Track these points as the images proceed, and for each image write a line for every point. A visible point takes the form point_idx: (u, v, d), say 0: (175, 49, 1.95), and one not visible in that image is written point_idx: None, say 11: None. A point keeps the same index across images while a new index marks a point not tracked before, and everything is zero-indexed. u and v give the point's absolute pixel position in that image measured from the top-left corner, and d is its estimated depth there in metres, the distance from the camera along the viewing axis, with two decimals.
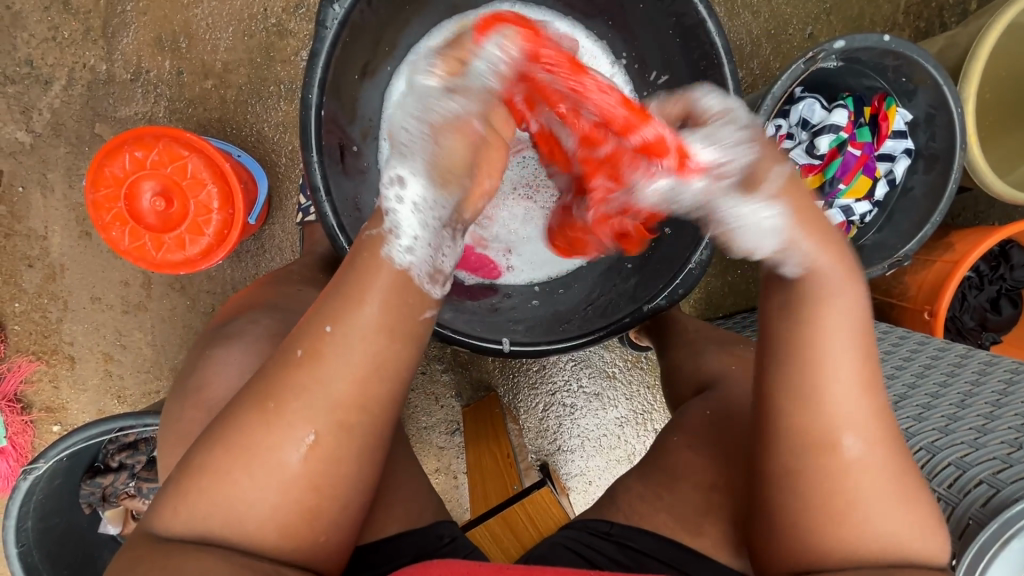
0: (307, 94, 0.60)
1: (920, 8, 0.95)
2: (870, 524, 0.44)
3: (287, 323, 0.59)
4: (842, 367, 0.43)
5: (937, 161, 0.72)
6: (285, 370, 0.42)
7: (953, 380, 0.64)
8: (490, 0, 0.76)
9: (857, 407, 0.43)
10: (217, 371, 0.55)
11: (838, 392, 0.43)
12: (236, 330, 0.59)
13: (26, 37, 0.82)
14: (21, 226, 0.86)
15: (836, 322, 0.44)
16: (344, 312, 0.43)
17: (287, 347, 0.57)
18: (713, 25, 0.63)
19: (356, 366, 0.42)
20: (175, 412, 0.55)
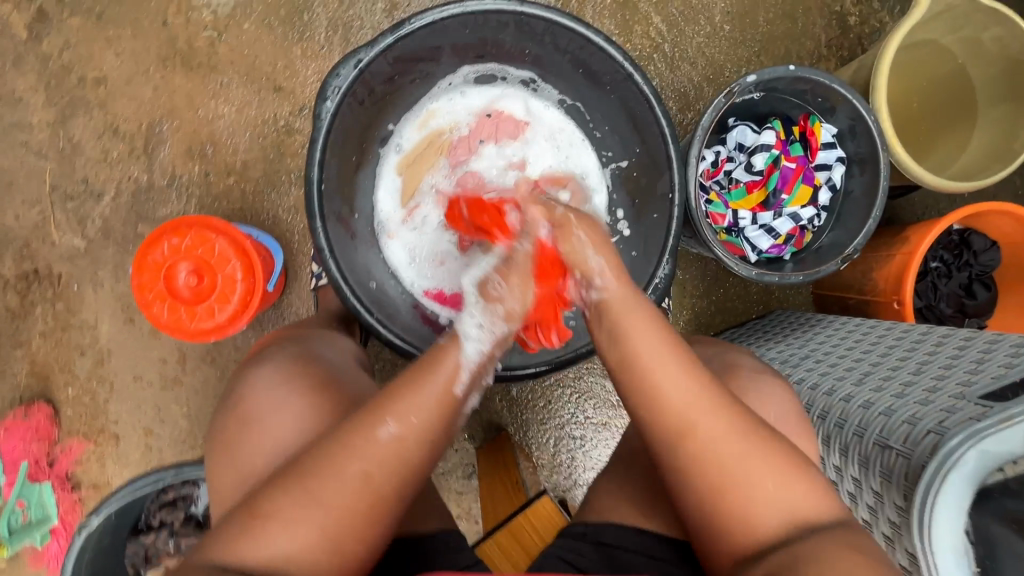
0: (307, 172, 0.71)
1: (840, 40, 1.08)
2: (721, 455, 0.54)
3: (307, 352, 0.71)
4: (667, 374, 0.56)
5: (867, 163, 0.80)
6: (355, 441, 0.54)
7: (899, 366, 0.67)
8: (446, 80, 0.88)
9: (687, 393, 0.55)
10: (259, 385, 0.66)
11: (663, 383, 0.56)
12: (265, 355, 0.70)
13: (82, 161, 0.98)
14: (74, 318, 0.98)
15: (654, 337, 0.57)
16: (414, 395, 0.56)
17: (302, 370, 0.67)
18: (640, 76, 0.74)
19: (413, 442, 0.55)
20: (225, 420, 0.65)
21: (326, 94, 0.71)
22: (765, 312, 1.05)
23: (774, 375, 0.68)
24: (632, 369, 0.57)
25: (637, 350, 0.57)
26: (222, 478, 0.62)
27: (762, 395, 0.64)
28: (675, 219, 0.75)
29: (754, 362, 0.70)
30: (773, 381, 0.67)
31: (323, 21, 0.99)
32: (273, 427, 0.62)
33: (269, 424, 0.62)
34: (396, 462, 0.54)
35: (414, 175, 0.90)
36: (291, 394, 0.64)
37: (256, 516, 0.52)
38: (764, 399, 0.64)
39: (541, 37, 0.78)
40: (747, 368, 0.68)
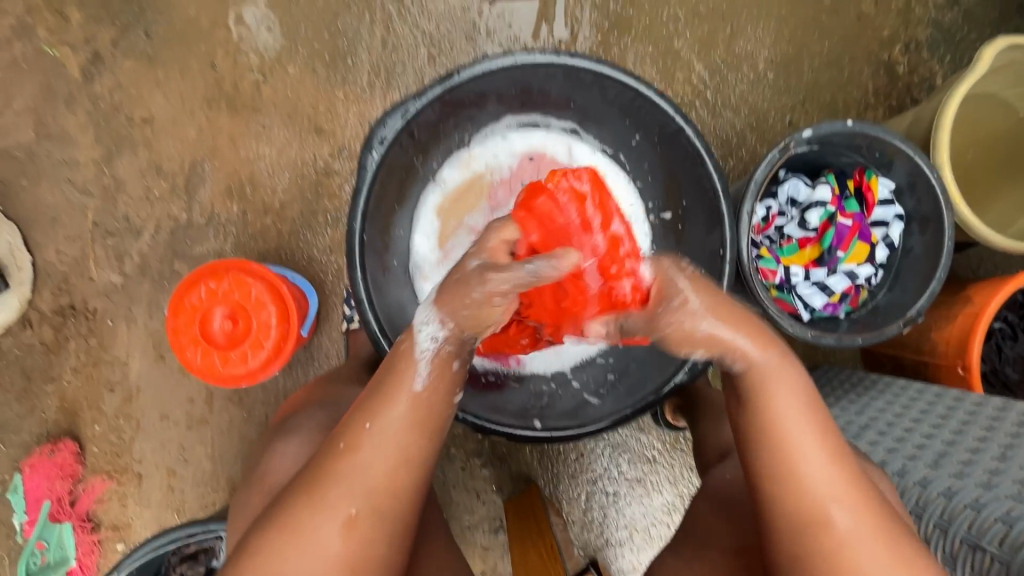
0: (351, 223, 0.71)
1: (888, 89, 1.06)
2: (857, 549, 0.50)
3: (335, 416, 0.69)
4: (812, 459, 0.52)
5: (930, 222, 0.76)
6: (324, 464, 0.54)
7: (979, 448, 0.61)
8: (491, 124, 0.87)
9: (824, 476, 0.52)
10: (276, 455, 0.66)
11: (809, 466, 0.52)
12: (296, 424, 0.70)
13: (124, 199, 0.99)
14: (106, 354, 0.98)
15: (791, 407, 0.54)
16: (381, 409, 0.55)
17: (331, 435, 0.66)
18: (691, 129, 0.72)
19: (385, 456, 0.54)
20: (248, 495, 0.65)
21: (372, 145, 0.72)
22: (811, 367, 1.00)
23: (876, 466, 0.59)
24: (769, 446, 0.54)
25: (783, 426, 0.54)
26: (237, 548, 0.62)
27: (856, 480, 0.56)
28: (727, 275, 0.72)
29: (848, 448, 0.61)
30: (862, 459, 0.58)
31: (367, 66, 1.00)
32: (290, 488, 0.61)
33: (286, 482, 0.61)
34: (369, 481, 0.53)
35: (454, 217, 0.89)
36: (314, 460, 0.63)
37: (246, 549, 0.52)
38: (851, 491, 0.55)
39: (589, 87, 0.77)
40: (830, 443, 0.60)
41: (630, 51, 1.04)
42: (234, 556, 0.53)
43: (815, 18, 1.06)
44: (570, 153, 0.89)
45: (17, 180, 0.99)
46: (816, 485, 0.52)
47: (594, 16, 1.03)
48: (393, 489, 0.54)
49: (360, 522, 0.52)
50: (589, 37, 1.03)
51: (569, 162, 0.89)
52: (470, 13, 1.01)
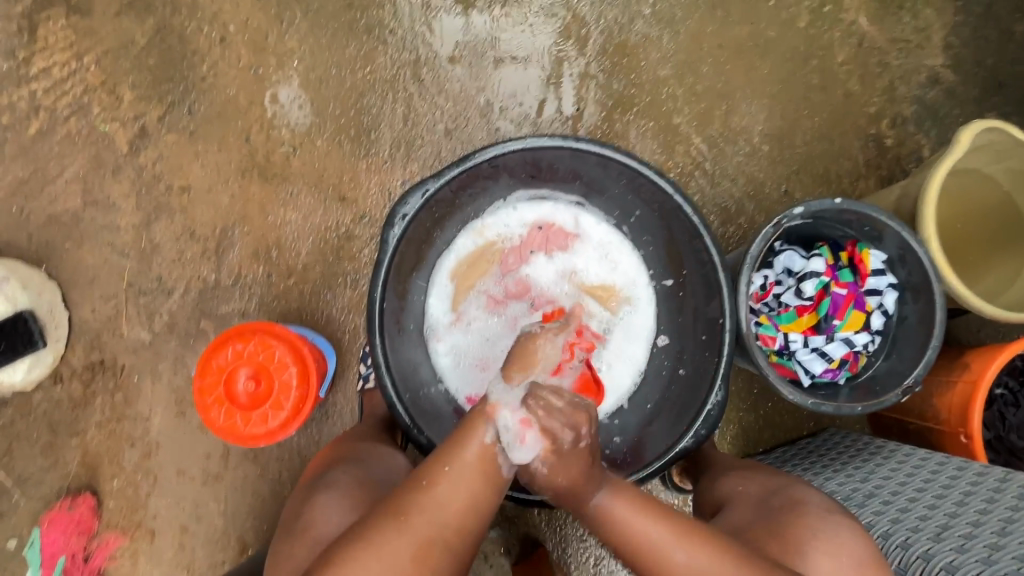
0: (372, 292, 0.76)
1: (877, 160, 1.13)
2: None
3: (369, 475, 0.73)
4: (653, 527, 0.59)
5: (921, 292, 0.80)
6: (405, 496, 0.59)
7: (981, 520, 0.63)
8: (502, 197, 0.93)
9: (662, 539, 0.59)
10: (322, 508, 0.68)
11: (651, 533, 0.59)
12: (331, 480, 0.72)
13: (159, 261, 1.06)
14: (129, 409, 1.02)
15: (629, 506, 0.60)
16: (455, 452, 0.60)
17: (370, 495, 0.70)
18: (689, 207, 0.77)
19: (457, 500, 0.59)
20: (291, 546, 0.66)
21: (393, 221, 0.77)
22: (818, 429, 1.01)
23: (845, 513, 0.65)
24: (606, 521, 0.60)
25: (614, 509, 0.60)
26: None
27: (835, 541, 0.61)
28: (727, 344, 0.75)
29: (823, 499, 0.67)
30: (847, 521, 0.64)
31: (389, 139, 1.08)
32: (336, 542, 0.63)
33: (333, 536, 0.64)
34: (443, 517, 0.58)
35: (466, 282, 0.94)
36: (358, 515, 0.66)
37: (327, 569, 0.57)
38: (835, 550, 0.61)
39: (594, 165, 0.83)
40: (814, 505, 0.65)
41: (633, 126, 1.12)
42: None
43: (805, 96, 1.14)
44: (576, 223, 0.95)
45: (61, 243, 1.06)
46: (653, 543, 0.59)
47: (598, 94, 1.12)
48: (461, 526, 0.59)
49: (430, 550, 0.58)
50: (594, 113, 1.12)
51: (575, 231, 0.95)
52: (485, 92, 1.10)
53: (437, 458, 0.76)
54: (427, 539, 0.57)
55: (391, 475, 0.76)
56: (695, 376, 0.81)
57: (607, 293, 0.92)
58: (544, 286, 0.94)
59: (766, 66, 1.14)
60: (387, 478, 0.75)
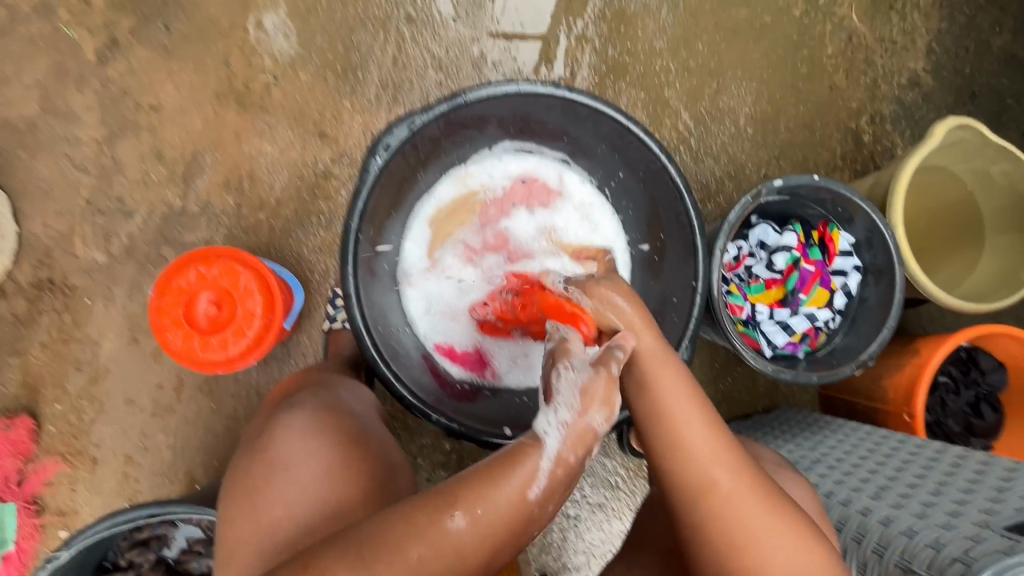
0: (348, 222, 0.74)
1: (854, 154, 1.16)
2: (738, 508, 0.56)
3: (335, 401, 0.72)
4: (696, 433, 0.58)
5: (883, 274, 0.83)
6: None
7: (920, 483, 0.65)
8: (488, 146, 0.92)
9: (710, 452, 0.57)
10: (283, 431, 0.66)
11: (694, 440, 0.58)
12: (297, 403, 0.70)
13: (121, 180, 1.00)
14: (78, 332, 0.97)
15: (677, 396, 0.59)
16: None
17: (334, 419, 0.68)
18: (675, 168, 0.77)
19: (448, 464, 0.57)
20: (248, 464, 0.65)
21: (376, 150, 0.75)
22: (771, 406, 1.04)
23: (800, 474, 0.68)
24: (655, 419, 0.59)
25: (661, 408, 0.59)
26: (236, 524, 0.61)
27: (792, 493, 0.64)
28: (697, 307, 0.77)
29: (777, 458, 0.71)
30: (799, 481, 0.67)
31: (375, 80, 1.05)
32: (299, 466, 0.62)
33: (297, 460, 0.63)
34: None
35: (444, 230, 0.93)
36: (321, 443, 0.64)
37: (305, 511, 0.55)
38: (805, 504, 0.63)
39: (584, 120, 0.83)
40: (771, 462, 0.68)
41: (624, 94, 1.12)
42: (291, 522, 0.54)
43: (793, 84, 1.16)
44: (560, 181, 0.94)
45: (15, 152, 1.00)
46: (699, 453, 0.57)
47: (593, 58, 1.11)
48: (447, 485, 0.57)
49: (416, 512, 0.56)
50: (587, 77, 1.11)
51: (558, 188, 0.94)
52: (479, 43, 1.08)
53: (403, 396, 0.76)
54: (411, 498, 0.55)
55: (360, 405, 0.74)
56: (660, 337, 0.82)
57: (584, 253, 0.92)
58: (522, 241, 0.93)
59: (758, 51, 1.16)
60: (354, 406, 0.73)
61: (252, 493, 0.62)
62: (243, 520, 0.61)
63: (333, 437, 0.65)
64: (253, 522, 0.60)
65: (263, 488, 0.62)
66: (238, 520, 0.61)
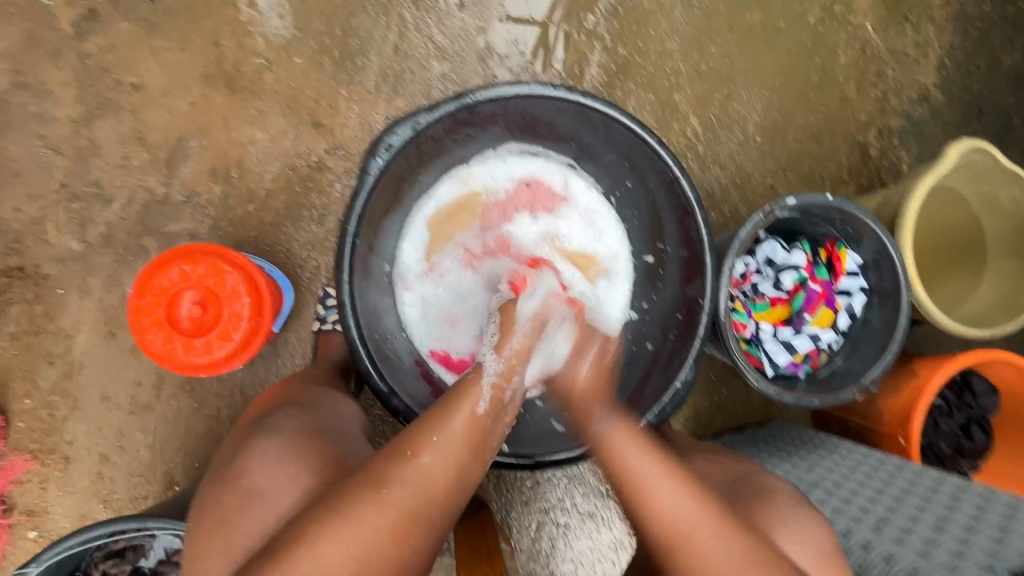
0: (345, 225, 0.70)
1: (860, 168, 1.14)
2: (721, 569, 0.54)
3: (317, 421, 0.68)
4: (664, 493, 0.58)
5: (889, 298, 0.81)
6: (391, 468, 0.55)
7: (921, 516, 0.65)
8: (493, 146, 0.88)
9: (676, 503, 0.58)
10: (258, 457, 0.62)
11: (666, 502, 0.58)
12: (275, 425, 0.67)
13: (99, 163, 0.94)
14: (52, 324, 0.92)
15: (638, 457, 0.61)
16: (443, 424, 0.58)
17: (315, 442, 0.64)
18: (687, 182, 0.75)
19: (443, 471, 0.56)
20: (221, 494, 0.61)
21: (378, 150, 0.71)
22: (765, 420, 1.04)
23: (812, 506, 0.66)
24: (629, 487, 0.60)
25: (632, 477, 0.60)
26: (208, 558, 0.58)
27: (803, 528, 0.62)
28: (703, 325, 0.75)
29: (790, 489, 0.68)
30: (811, 513, 0.64)
31: (375, 69, 0.99)
32: (275, 496, 0.59)
33: (273, 489, 0.60)
34: (423, 493, 0.55)
35: (444, 231, 0.89)
36: (298, 467, 0.61)
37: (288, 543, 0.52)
38: (807, 539, 0.61)
39: (595, 126, 0.79)
40: (784, 494, 0.66)
41: (632, 96, 1.08)
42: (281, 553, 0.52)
43: (804, 93, 1.13)
44: (565, 186, 0.91)
45: None
46: (671, 510, 0.57)
47: (603, 57, 1.07)
48: (441, 502, 0.56)
49: (411, 526, 0.54)
50: (596, 76, 1.07)
51: (563, 193, 0.91)
52: (485, 35, 1.03)
53: (396, 408, 0.73)
54: (405, 516, 0.54)
55: (342, 423, 0.70)
56: (663, 354, 0.79)
57: (588, 262, 0.89)
58: (524, 246, 0.89)
59: (771, 57, 1.13)
60: (335, 424, 0.69)
61: (224, 527, 0.59)
62: (217, 556, 0.58)
63: (312, 459, 0.62)
64: (227, 556, 0.57)
65: (235, 519, 0.59)
66: (212, 557, 0.58)
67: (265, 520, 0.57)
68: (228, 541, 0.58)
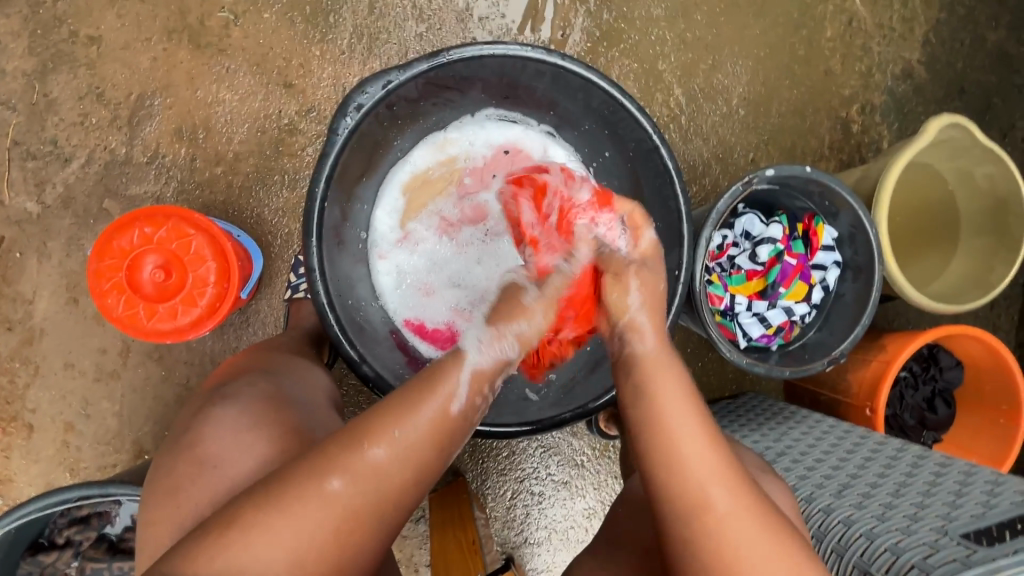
0: (313, 187, 0.68)
1: (842, 144, 1.14)
2: (736, 516, 0.54)
3: (279, 390, 0.67)
4: (688, 443, 0.57)
5: (862, 272, 0.82)
6: (342, 458, 0.53)
7: (882, 482, 0.67)
8: (470, 111, 0.85)
9: (704, 448, 0.57)
10: (215, 426, 0.62)
11: (688, 452, 0.57)
12: (234, 392, 0.66)
13: (55, 121, 0.90)
14: (10, 289, 0.88)
15: (677, 401, 0.60)
16: (405, 416, 0.55)
17: (275, 409, 0.64)
18: (666, 151, 0.73)
19: (401, 468, 0.54)
20: (174, 460, 0.61)
21: (347, 109, 0.68)
22: (737, 393, 1.05)
23: (777, 475, 0.67)
24: (655, 420, 0.59)
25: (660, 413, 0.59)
26: (156, 521, 0.57)
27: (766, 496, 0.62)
28: (678, 297, 0.74)
29: (755, 458, 0.69)
30: (775, 482, 0.65)
31: (349, 27, 0.95)
32: (229, 466, 0.59)
33: (228, 459, 0.59)
34: (373, 488, 0.53)
35: (419, 198, 0.87)
36: (256, 436, 0.61)
37: (223, 527, 0.51)
38: (768, 499, 0.61)
39: (575, 91, 0.77)
40: (750, 462, 0.67)
41: (616, 64, 1.06)
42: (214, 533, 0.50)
43: (789, 66, 1.12)
44: (545, 154, 0.88)
45: None
46: (698, 459, 0.56)
47: (586, 22, 1.04)
48: (390, 496, 0.54)
49: (355, 525, 0.52)
50: (579, 42, 1.04)
51: (543, 161, 0.88)
52: None
53: (366, 375, 0.72)
54: (351, 512, 0.52)
55: (305, 392, 0.69)
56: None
57: None
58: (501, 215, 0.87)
59: (757, 28, 1.11)
60: (297, 393, 0.68)
61: (170, 495, 0.58)
62: (165, 523, 0.57)
63: (270, 430, 0.61)
64: (174, 524, 0.57)
65: (184, 488, 0.58)
66: (161, 525, 0.57)
67: (218, 490, 0.57)
68: (176, 509, 0.57)
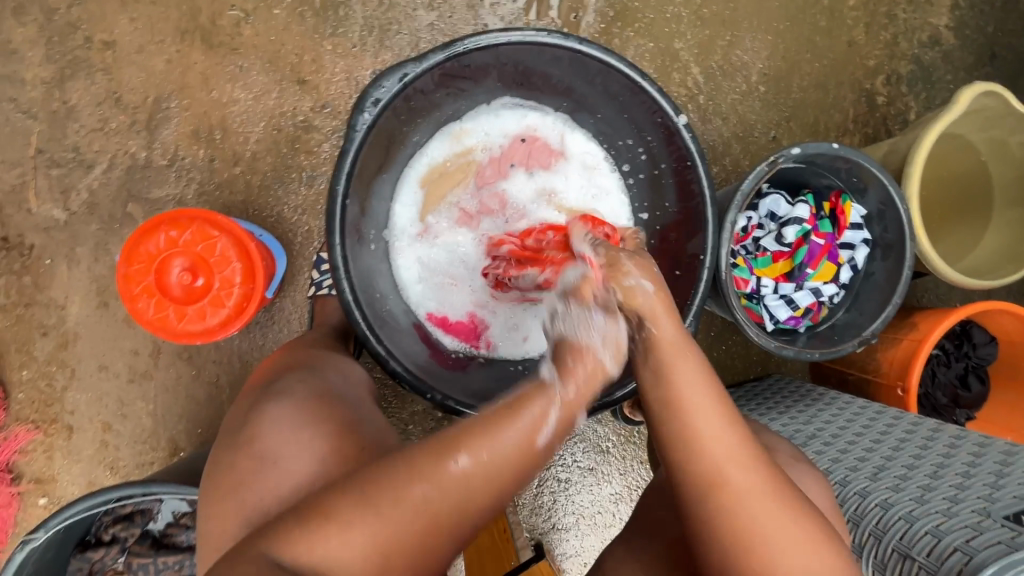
0: (333, 185, 0.68)
1: (866, 117, 1.10)
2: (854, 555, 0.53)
3: (327, 385, 0.68)
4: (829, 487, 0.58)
5: (892, 250, 0.80)
6: (416, 450, 0.52)
7: (920, 462, 0.66)
8: (485, 100, 0.84)
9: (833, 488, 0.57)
10: (271, 422, 0.62)
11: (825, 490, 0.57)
12: (285, 388, 0.67)
13: (75, 128, 0.91)
14: (42, 295, 0.91)
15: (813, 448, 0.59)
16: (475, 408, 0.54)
17: (327, 405, 0.65)
18: (688, 132, 0.71)
19: (479, 456, 0.52)
20: (233, 457, 0.61)
21: (364, 105, 0.68)
22: (763, 374, 1.04)
23: (810, 464, 0.66)
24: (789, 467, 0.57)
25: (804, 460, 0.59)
26: (223, 523, 0.57)
27: (804, 481, 0.62)
28: (704, 280, 0.72)
29: (789, 446, 0.68)
30: (810, 468, 0.65)
31: (359, 20, 0.94)
32: (291, 460, 0.59)
33: (287, 453, 0.60)
34: (456, 474, 0.52)
35: (436, 191, 0.87)
36: (313, 432, 0.61)
37: (316, 512, 0.50)
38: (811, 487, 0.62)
39: (593, 76, 0.75)
40: (783, 452, 0.65)
41: (630, 44, 1.03)
42: (302, 518, 0.50)
43: (810, 38, 1.08)
44: (562, 141, 0.87)
45: None
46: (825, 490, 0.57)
47: (600, 2, 1.02)
48: (473, 489, 0.52)
49: (439, 512, 0.51)
50: (592, 23, 1.02)
51: (560, 148, 0.87)
52: None
53: (394, 371, 0.71)
54: (431, 498, 0.51)
55: (349, 385, 0.71)
56: None
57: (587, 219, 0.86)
58: (522, 204, 0.87)
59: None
60: (343, 389, 0.69)
61: (230, 492, 0.59)
62: (228, 519, 0.58)
63: (325, 426, 0.62)
64: (238, 517, 0.57)
65: (246, 483, 0.59)
66: (223, 521, 0.58)
67: (280, 484, 0.58)
68: (240, 504, 0.58)
